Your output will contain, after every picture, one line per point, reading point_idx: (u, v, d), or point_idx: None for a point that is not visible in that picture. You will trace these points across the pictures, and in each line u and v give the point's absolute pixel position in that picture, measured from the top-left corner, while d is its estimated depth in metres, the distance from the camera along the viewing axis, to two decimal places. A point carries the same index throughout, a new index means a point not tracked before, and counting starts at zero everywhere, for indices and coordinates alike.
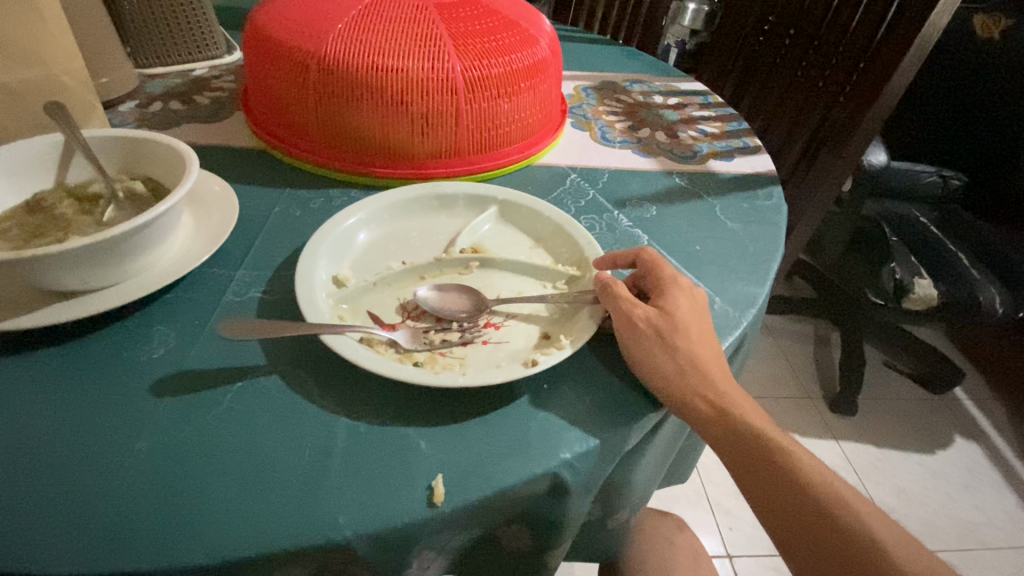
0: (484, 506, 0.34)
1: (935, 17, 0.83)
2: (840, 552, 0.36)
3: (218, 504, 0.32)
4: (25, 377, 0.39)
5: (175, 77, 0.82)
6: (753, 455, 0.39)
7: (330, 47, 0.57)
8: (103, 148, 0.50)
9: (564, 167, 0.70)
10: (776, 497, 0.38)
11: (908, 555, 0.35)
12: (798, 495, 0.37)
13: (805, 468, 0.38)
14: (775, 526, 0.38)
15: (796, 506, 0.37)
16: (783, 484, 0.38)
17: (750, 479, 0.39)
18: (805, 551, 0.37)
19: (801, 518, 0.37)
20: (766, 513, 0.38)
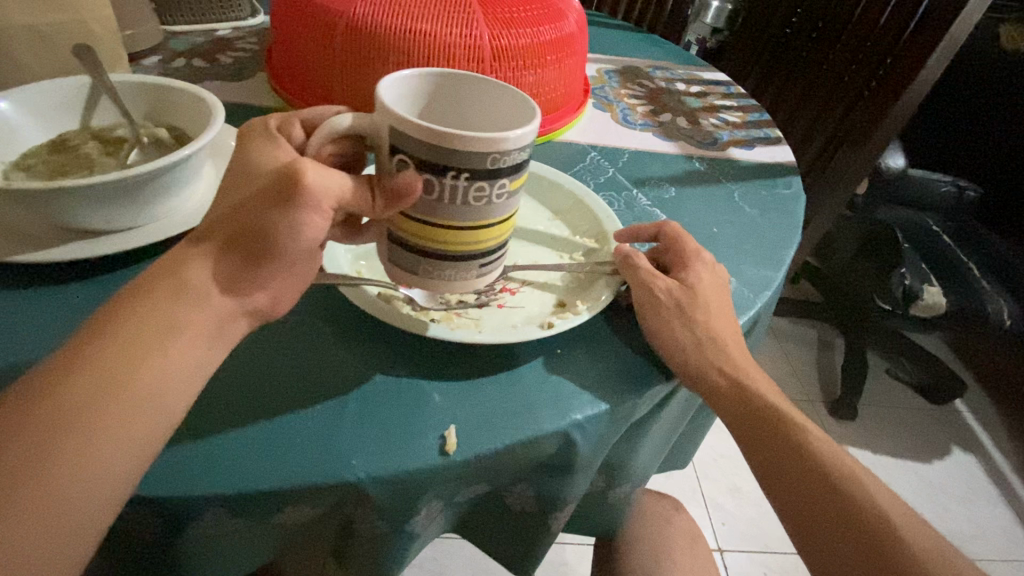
0: (495, 460, 0.35)
1: (967, 14, 0.82)
2: (851, 530, 0.36)
3: (233, 439, 0.32)
4: (48, 309, 0.39)
5: (198, 35, 0.82)
6: (764, 430, 0.39)
7: (359, 8, 0.57)
8: (129, 93, 0.50)
9: (585, 145, 0.70)
10: (788, 474, 0.38)
11: (913, 532, 0.35)
12: (809, 471, 0.38)
13: (819, 448, 0.39)
14: (784, 502, 0.38)
15: (804, 477, 0.38)
16: (795, 460, 0.38)
17: (760, 448, 0.39)
18: (810, 521, 0.37)
19: (807, 487, 0.37)
20: (776, 488, 0.39)
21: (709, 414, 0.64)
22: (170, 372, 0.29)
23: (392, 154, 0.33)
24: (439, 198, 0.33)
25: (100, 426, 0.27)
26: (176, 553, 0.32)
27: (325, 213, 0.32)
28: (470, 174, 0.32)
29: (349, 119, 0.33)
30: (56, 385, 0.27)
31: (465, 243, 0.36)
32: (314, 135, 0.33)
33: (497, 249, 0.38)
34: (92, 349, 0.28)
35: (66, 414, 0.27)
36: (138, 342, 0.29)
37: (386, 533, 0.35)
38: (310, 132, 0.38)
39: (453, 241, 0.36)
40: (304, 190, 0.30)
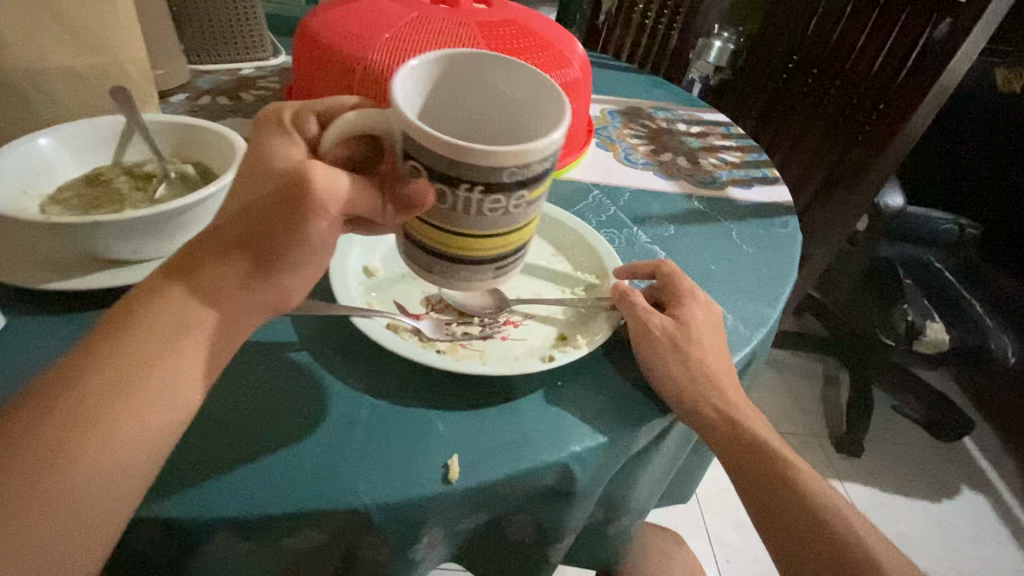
0: (496, 488, 0.36)
1: (953, 66, 0.87)
2: (840, 568, 0.37)
3: (246, 465, 0.34)
4: (75, 334, 0.42)
5: (223, 74, 0.87)
6: (759, 469, 0.40)
7: (375, 55, 0.61)
8: (160, 132, 0.54)
9: (588, 184, 0.72)
10: (784, 512, 0.39)
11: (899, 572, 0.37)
12: (804, 511, 0.39)
13: (811, 486, 0.40)
14: (779, 541, 0.39)
15: (799, 516, 0.39)
16: (791, 498, 0.39)
17: (756, 487, 0.40)
18: (803, 561, 0.38)
19: (801, 526, 0.38)
20: (773, 526, 0.39)
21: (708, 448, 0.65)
22: (169, 378, 0.31)
23: (405, 160, 0.34)
24: (455, 207, 0.35)
25: (109, 423, 0.29)
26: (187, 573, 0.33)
27: (331, 216, 0.33)
28: (483, 187, 0.34)
29: (358, 117, 0.34)
30: (65, 392, 0.29)
31: (476, 248, 0.38)
32: (329, 131, 0.34)
33: (510, 252, 0.40)
34: (99, 359, 0.30)
35: (77, 414, 0.28)
36: (145, 351, 0.30)
37: (389, 560, 0.36)
38: (325, 126, 0.38)
39: (451, 246, 0.38)
40: (309, 198, 0.32)
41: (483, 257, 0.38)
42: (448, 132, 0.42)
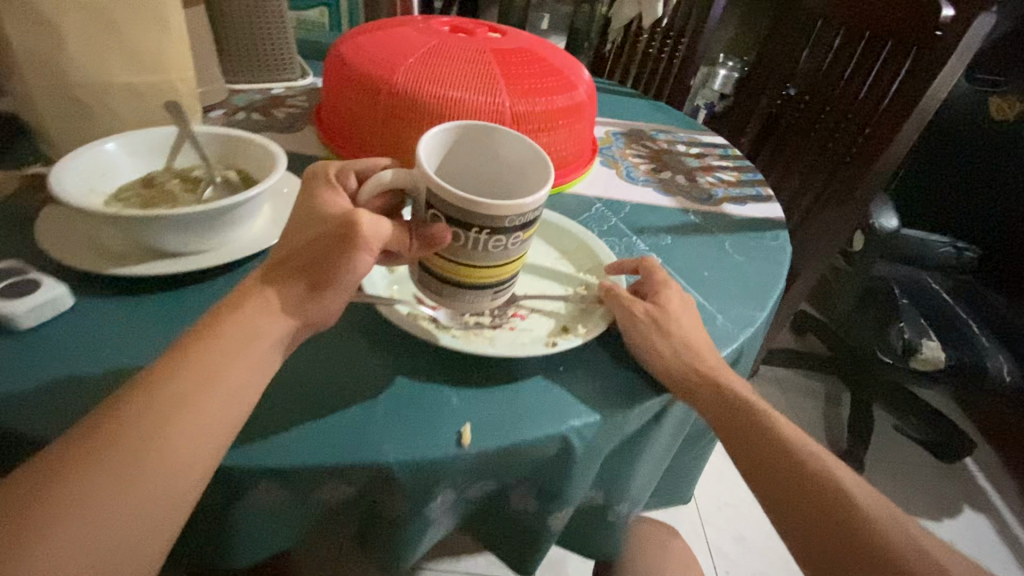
0: (504, 454, 0.41)
1: (933, 90, 0.87)
2: (827, 512, 0.40)
3: (286, 423, 0.38)
4: (131, 314, 0.47)
5: (256, 93, 0.94)
6: (746, 430, 0.44)
7: (400, 77, 0.67)
8: (207, 142, 0.60)
9: (592, 197, 0.78)
10: (771, 463, 0.42)
11: (886, 522, 0.39)
12: (789, 461, 0.42)
13: (796, 447, 0.43)
14: (768, 489, 0.42)
15: (784, 467, 0.42)
16: (777, 452, 0.43)
17: (743, 444, 0.44)
18: (791, 507, 0.41)
19: (786, 475, 0.42)
20: (761, 477, 0.43)
21: (709, 440, 0.67)
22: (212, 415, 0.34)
23: (427, 208, 0.41)
24: (466, 244, 0.41)
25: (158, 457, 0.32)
26: (231, 519, 0.37)
27: (372, 253, 0.40)
28: (489, 230, 0.40)
29: (390, 174, 0.41)
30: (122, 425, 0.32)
31: (485, 279, 0.44)
32: (366, 184, 0.41)
33: (509, 280, 0.46)
34: (153, 398, 0.34)
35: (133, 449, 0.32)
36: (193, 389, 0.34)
37: (407, 515, 0.40)
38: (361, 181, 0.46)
39: (473, 274, 0.43)
40: (359, 235, 0.38)
41: (491, 286, 0.45)
42: (469, 192, 0.50)
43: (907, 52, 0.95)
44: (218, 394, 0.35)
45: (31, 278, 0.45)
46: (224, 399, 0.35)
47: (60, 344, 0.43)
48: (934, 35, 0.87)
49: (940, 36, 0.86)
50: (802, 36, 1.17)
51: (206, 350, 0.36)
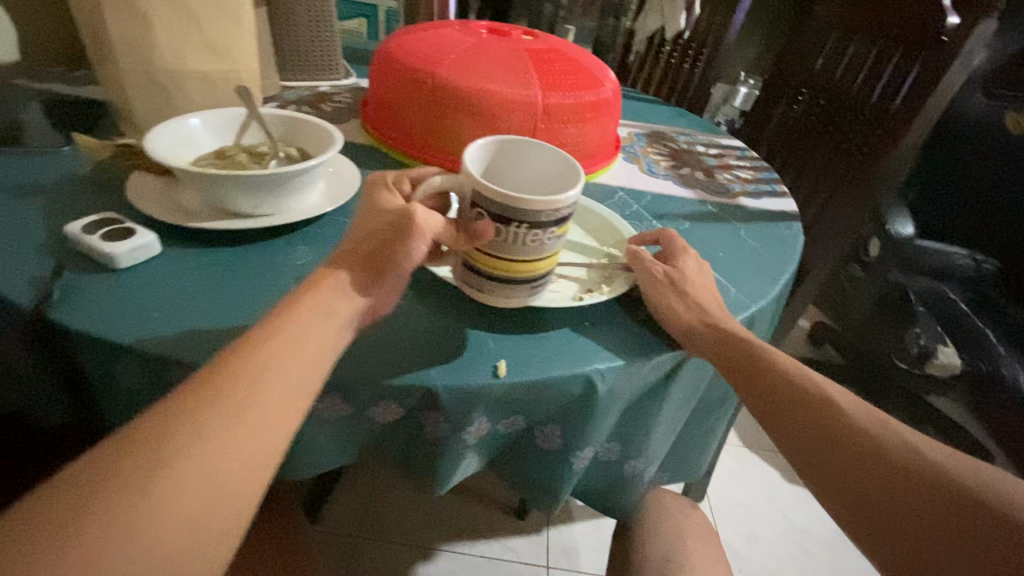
0: (536, 388, 0.46)
1: (938, 93, 0.92)
2: (827, 436, 0.45)
3: (349, 349, 0.45)
4: (208, 261, 0.53)
5: (305, 89, 1.02)
6: (751, 368, 0.48)
7: (442, 70, 0.74)
8: (272, 122, 0.67)
9: (615, 187, 0.83)
10: (777, 395, 0.47)
11: (879, 429, 0.44)
12: (793, 392, 0.47)
13: (799, 377, 0.48)
14: (774, 422, 0.47)
15: (787, 397, 0.47)
16: (779, 384, 0.47)
17: (747, 378, 0.48)
18: (795, 434, 0.46)
19: (788, 404, 0.47)
20: (765, 408, 0.48)
21: (725, 408, 0.69)
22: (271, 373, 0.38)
23: (472, 207, 0.46)
24: (507, 239, 0.45)
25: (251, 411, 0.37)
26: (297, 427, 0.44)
27: (427, 242, 0.45)
28: (527, 225, 0.44)
29: (440, 180, 0.47)
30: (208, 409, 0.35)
31: (526, 270, 0.48)
32: (416, 189, 0.47)
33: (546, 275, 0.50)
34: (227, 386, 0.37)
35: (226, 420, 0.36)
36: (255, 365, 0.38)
37: (448, 436, 0.46)
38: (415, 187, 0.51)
39: (518, 267, 0.48)
40: (414, 225, 0.44)
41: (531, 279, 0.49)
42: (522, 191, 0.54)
43: (915, 58, 0.99)
44: (295, 314, 0.40)
45: (127, 226, 0.52)
46: (299, 319, 0.41)
47: (150, 284, 0.49)
48: (940, 41, 0.93)
49: (945, 41, 0.92)
50: (817, 45, 1.23)
51: (269, 329, 0.40)
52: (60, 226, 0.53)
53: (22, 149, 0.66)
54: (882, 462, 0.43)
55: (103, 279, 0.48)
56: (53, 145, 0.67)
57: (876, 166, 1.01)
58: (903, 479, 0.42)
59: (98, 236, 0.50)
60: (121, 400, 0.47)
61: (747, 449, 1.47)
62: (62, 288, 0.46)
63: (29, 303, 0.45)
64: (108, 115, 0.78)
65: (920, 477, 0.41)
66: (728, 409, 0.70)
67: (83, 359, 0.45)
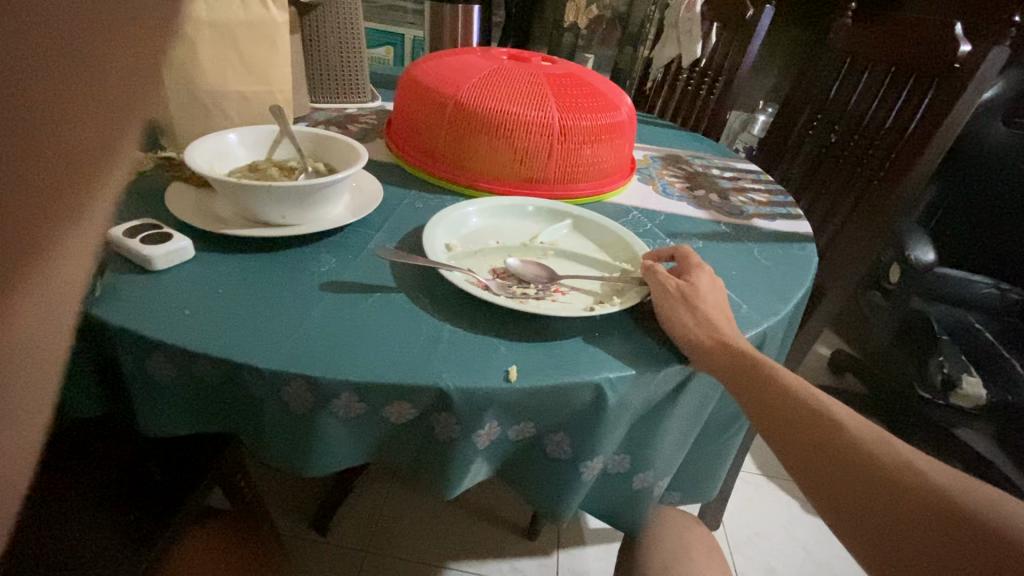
0: (545, 394, 0.47)
1: (952, 118, 0.93)
2: (835, 457, 0.44)
3: (367, 351, 0.46)
4: (236, 265, 0.56)
5: (333, 111, 1.07)
6: (760, 385, 0.48)
7: (463, 92, 0.77)
8: (302, 139, 0.71)
9: (629, 206, 0.85)
10: (785, 413, 0.47)
11: (876, 446, 0.43)
12: (802, 411, 0.47)
13: (808, 396, 0.47)
14: (782, 439, 0.47)
15: (794, 415, 0.47)
16: (787, 402, 0.47)
17: (755, 395, 0.48)
18: (803, 454, 0.45)
19: (795, 422, 0.46)
20: (773, 426, 0.47)
21: (737, 428, 0.68)
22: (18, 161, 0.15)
23: None
24: None
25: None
26: (316, 424, 0.46)
27: None
28: None
29: None
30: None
31: None
32: None
33: None
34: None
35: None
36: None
37: (459, 439, 0.47)
38: None
39: None
40: None
41: None
42: None
43: (927, 84, 1.00)
44: None
45: (164, 232, 0.55)
46: None
47: (184, 284, 0.52)
48: (953, 68, 0.94)
49: (959, 68, 0.93)
50: (832, 73, 1.25)
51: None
52: None
53: None
54: (884, 480, 0.41)
55: (140, 280, 0.51)
56: None
57: (892, 187, 1.01)
58: (904, 498, 0.40)
59: (138, 239, 0.53)
60: (151, 395, 0.49)
61: (764, 477, 1.43)
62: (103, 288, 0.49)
63: None
64: None
65: (923, 497, 0.40)
66: (739, 429, 0.69)
67: (118, 355, 0.48)
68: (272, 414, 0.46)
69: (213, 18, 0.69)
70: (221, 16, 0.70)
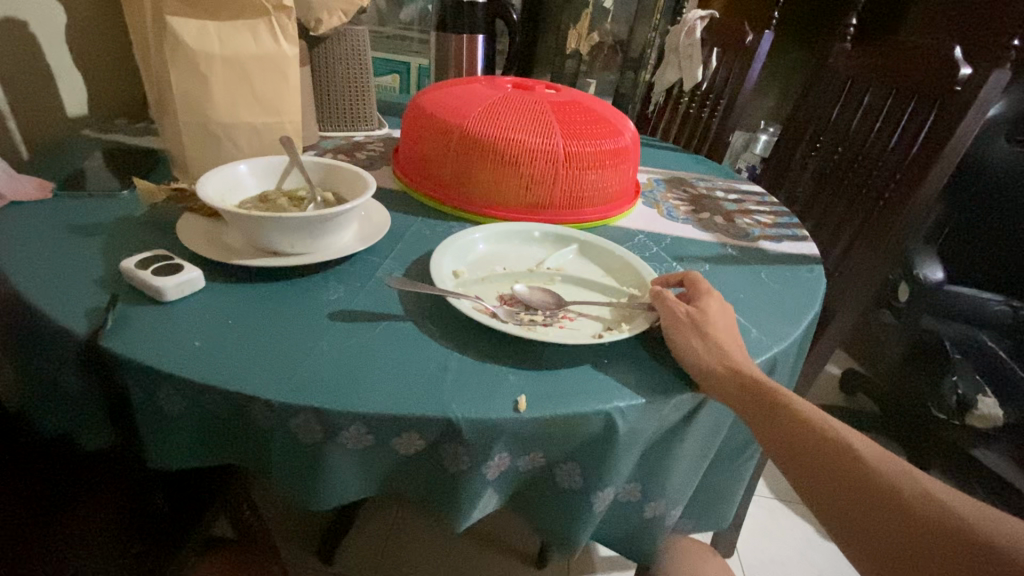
0: (555, 423, 0.46)
1: (957, 138, 0.93)
2: (853, 487, 0.43)
3: (375, 383, 0.46)
4: (247, 294, 0.56)
5: (342, 139, 1.09)
6: (773, 415, 0.47)
7: (469, 120, 0.78)
8: (312, 169, 0.72)
9: (635, 230, 0.85)
10: (799, 442, 0.46)
11: (896, 476, 0.42)
12: (817, 440, 0.46)
13: (822, 424, 0.46)
14: (796, 469, 0.46)
15: (808, 444, 0.46)
16: (800, 431, 0.46)
17: (767, 423, 0.48)
18: (819, 486, 0.44)
19: (809, 453, 0.45)
20: (787, 454, 0.47)
21: (749, 454, 0.67)
22: None
23: None
24: None
25: None
26: (324, 455, 0.46)
27: None
28: None
29: None
30: None
31: None
32: None
33: None
34: None
35: None
36: None
37: (468, 469, 0.47)
38: None
39: None
40: None
41: None
42: None
43: (929, 107, 1.01)
44: None
45: (177, 263, 0.56)
46: None
47: (194, 315, 0.52)
48: (953, 90, 0.95)
49: (960, 90, 0.94)
50: (833, 96, 1.26)
51: None
52: (117, 263, 0.58)
53: (87, 192, 0.72)
54: (907, 513, 0.40)
55: (152, 311, 0.52)
56: (114, 190, 0.73)
57: (899, 208, 1.00)
58: (928, 532, 0.39)
59: (150, 271, 0.54)
60: (160, 427, 0.49)
61: (778, 501, 1.40)
62: (114, 319, 0.50)
63: (86, 332, 0.48)
64: (163, 163, 0.85)
65: (948, 533, 0.38)
66: (752, 455, 0.68)
67: (129, 387, 0.48)
68: (280, 446, 0.46)
69: (227, 53, 0.72)
70: (233, 51, 0.72)
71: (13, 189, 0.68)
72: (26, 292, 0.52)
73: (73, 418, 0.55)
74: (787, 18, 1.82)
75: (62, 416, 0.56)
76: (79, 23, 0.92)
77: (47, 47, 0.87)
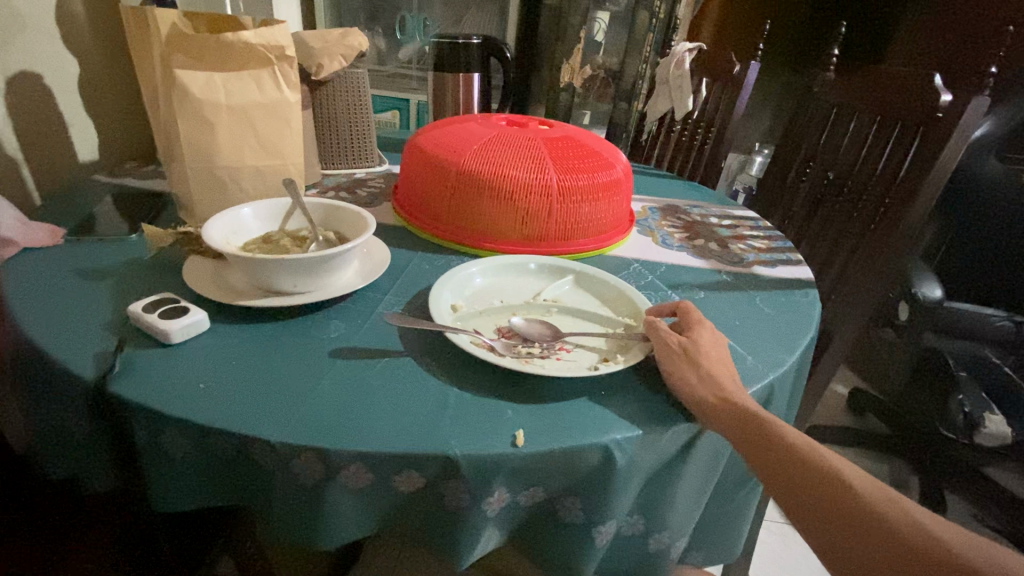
0: (553, 458, 0.47)
1: (944, 160, 0.95)
2: (846, 519, 0.43)
3: (375, 423, 0.47)
4: (250, 335, 0.58)
5: (343, 176, 1.12)
6: (765, 445, 0.48)
7: (466, 158, 0.81)
8: (314, 209, 0.74)
9: (630, 259, 0.87)
10: (792, 471, 0.47)
11: (885, 506, 0.43)
12: (809, 469, 0.46)
13: (814, 455, 0.47)
14: (789, 497, 0.47)
15: (800, 475, 0.46)
16: (792, 461, 0.47)
17: (761, 453, 0.48)
18: (813, 519, 0.45)
19: (801, 483, 0.46)
20: (780, 486, 0.47)
21: (752, 483, 0.67)
22: None
23: None
24: None
25: None
26: (325, 495, 0.46)
27: None
28: None
29: None
30: None
31: None
32: None
33: None
34: None
35: None
36: None
37: (469, 506, 0.47)
38: None
39: None
40: None
41: None
42: None
43: (913, 132, 1.04)
44: None
45: (182, 306, 0.57)
46: None
47: (198, 357, 0.53)
48: (936, 115, 0.97)
49: (942, 116, 0.96)
50: (822, 124, 1.30)
51: None
52: (125, 307, 0.59)
53: (97, 237, 0.74)
54: (896, 545, 0.41)
55: (158, 354, 0.53)
56: (123, 234, 0.76)
57: (892, 229, 1.01)
58: (914, 560, 0.40)
59: (156, 315, 0.55)
60: (165, 469, 0.50)
61: (790, 526, 1.37)
62: (122, 363, 0.51)
63: (95, 377, 0.49)
64: (171, 206, 0.87)
65: (935, 561, 0.39)
66: (756, 484, 0.68)
67: (135, 430, 0.49)
68: (283, 487, 0.47)
69: (232, 102, 0.75)
70: (238, 100, 0.75)
71: (25, 235, 0.70)
72: (37, 338, 0.54)
73: (79, 462, 0.56)
74: (776, 46, 1.87)
75: (69, 459, 0.57)
76: (92, 74, 0.96)
77: (60, 97, 0.91)
